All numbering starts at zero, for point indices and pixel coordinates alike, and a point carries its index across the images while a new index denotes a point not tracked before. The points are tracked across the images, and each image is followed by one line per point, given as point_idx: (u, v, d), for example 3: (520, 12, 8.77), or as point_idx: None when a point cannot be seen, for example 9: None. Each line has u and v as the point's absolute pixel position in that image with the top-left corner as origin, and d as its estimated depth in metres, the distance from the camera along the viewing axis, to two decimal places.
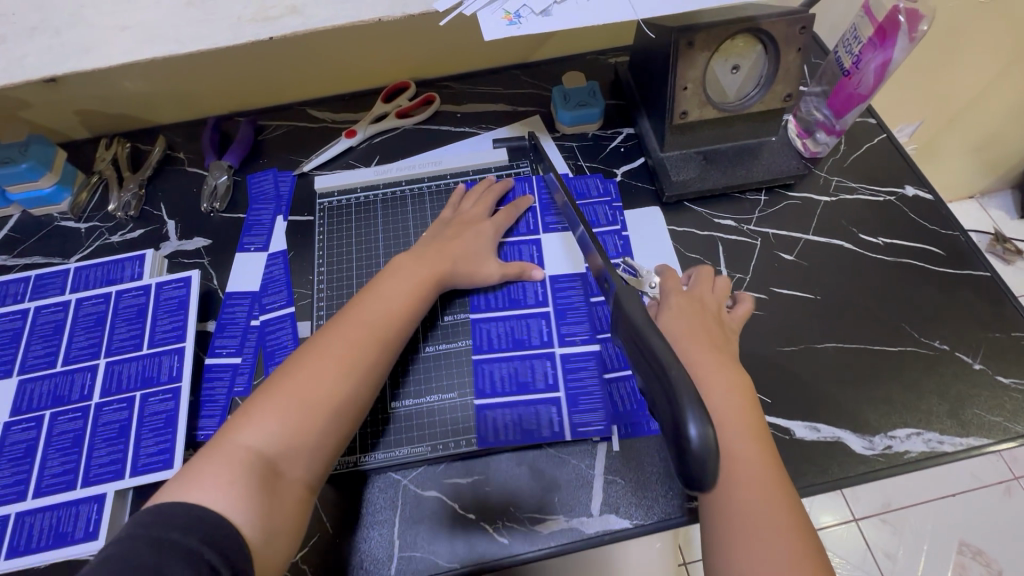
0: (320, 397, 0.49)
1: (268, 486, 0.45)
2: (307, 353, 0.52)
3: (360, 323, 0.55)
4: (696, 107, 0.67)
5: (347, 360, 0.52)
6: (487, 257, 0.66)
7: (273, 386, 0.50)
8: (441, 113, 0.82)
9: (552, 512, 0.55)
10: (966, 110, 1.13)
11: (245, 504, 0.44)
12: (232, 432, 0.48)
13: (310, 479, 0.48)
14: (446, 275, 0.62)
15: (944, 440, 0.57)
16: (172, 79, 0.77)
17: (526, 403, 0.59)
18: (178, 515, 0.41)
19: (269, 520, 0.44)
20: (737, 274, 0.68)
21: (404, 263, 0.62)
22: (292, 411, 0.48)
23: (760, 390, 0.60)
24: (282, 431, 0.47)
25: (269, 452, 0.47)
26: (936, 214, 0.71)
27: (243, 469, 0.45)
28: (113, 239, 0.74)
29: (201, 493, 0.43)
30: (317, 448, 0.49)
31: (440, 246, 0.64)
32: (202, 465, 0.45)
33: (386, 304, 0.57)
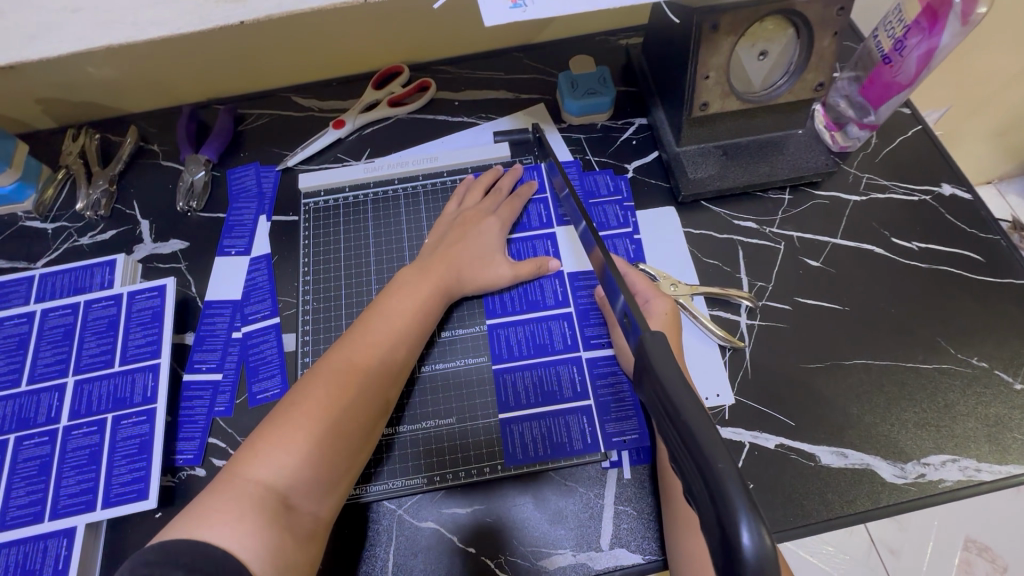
0: (334, 421, 0.44)
1: (281, 522, 0.40)
2: (315, 375, 0.47)
3: (369, 341, 0.50)
4: (718, 98, 0.60)
5: (358, 381, 0.47)
6: (496, 257, 0.60)
7: (280, 413, 0.44)
8: (437, 101, 0.76)
9: (557, 546, 0.51)
10: (996, 95, 1.06)
11: (257, 543, 0.38)
12: (237, 466, 0.42)
13: (322, 515, 0.43)
14: (452, 288, 0.57)
15: (982, 468, 0.53)
16: (141, 64, 0.71)
17: (554, 414, 0.55)
18: (183, 552, 0.35)
19: (285, 559, 0.39)
20: (758, 282, 0.63)
21: (409, 278, 0.56)
22: (306, 437, 0.43)
23: (783, 411, 0.56)
24: (295, 460, 0.42)
25: (280, 485, 0.41)
26: (975, 215, 0.65)
27: (254, 506, 0.39)
28: (82, 241, 0.68)
29: (211, 531, 0.37)
30: (331, 477, 0.44)
31: (445, 254, 0.59)
32: (206, 503, 0.39)
33: (395, 319, 0.52)
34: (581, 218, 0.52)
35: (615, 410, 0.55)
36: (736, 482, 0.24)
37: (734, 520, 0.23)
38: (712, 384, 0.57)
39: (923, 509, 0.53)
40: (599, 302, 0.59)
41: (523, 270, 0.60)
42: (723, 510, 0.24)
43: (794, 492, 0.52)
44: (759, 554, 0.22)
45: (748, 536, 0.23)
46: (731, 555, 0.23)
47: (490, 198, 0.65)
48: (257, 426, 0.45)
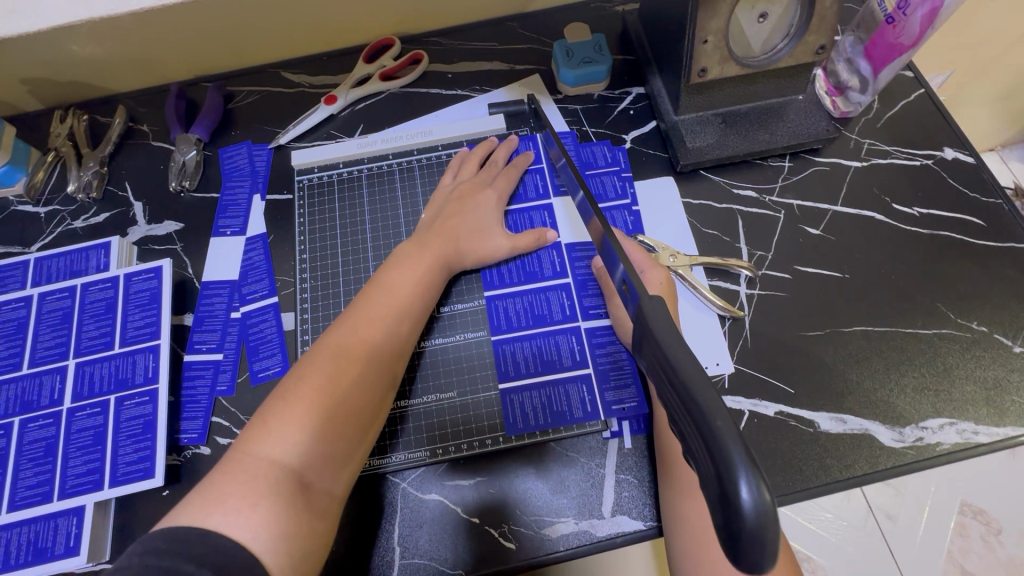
0: (344, 398, 0.44)
1: (299, 502, 0.39)
2: (319, 351, 0.46)
3: (373, 316, 0.49)
4: (717, 63, 0.59)
5: (366, 357, 0.47)
6: (494, 232, 0.60)
7: (288, 390, 0.43)
8: (430, 74, 0.74)
9: (559, 515, 0.51)
10: (1000, 57, 1.04)
11: (272, 530, 0.37)
12: (246, 444, 0.40)
13: (335, 492, 0.43)
14: (451, 261, 0.57)
15: (979, 430, 0.53)
16: (126, 42, 0.69)
17: (553, 383, 0.55)
18: (194, 543, 0.34)
19: (302, 544, 0.39)
20: (758, 252, 0.62)
21: (408, 251, 0.55)
22: (317, 414, 0.42)
23: (783, 379, 0.56)
24: (311, 438, 0.41)
25: (296, 463, 0.40)
26: (977, 179, 0.65)
27: (271, 485, 0.39)
28: (76, 224, 0.67)
29: (225, 518, 0.36)
30: (342, 455, 0.44)
31: (443, 226, 0.58)
32: (219, 487, 0.38)
33: (397, 293, 0.52)
34: (579, 187, 0.51)
35: (615, 379, 0.55)
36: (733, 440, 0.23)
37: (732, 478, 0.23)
38: (711, 354, 0.57)
39: (920, 471, 0.53)
40: (597, 273, 0.58)
41: (520, 242, 0.59)
42: (723, 467, 0.24)
43: (793, 457, 0.53)
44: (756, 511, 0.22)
45: (747, 495, 0.22)
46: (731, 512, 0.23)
47: (486, 172, 0.64)
48: (262, 403, 0.43)
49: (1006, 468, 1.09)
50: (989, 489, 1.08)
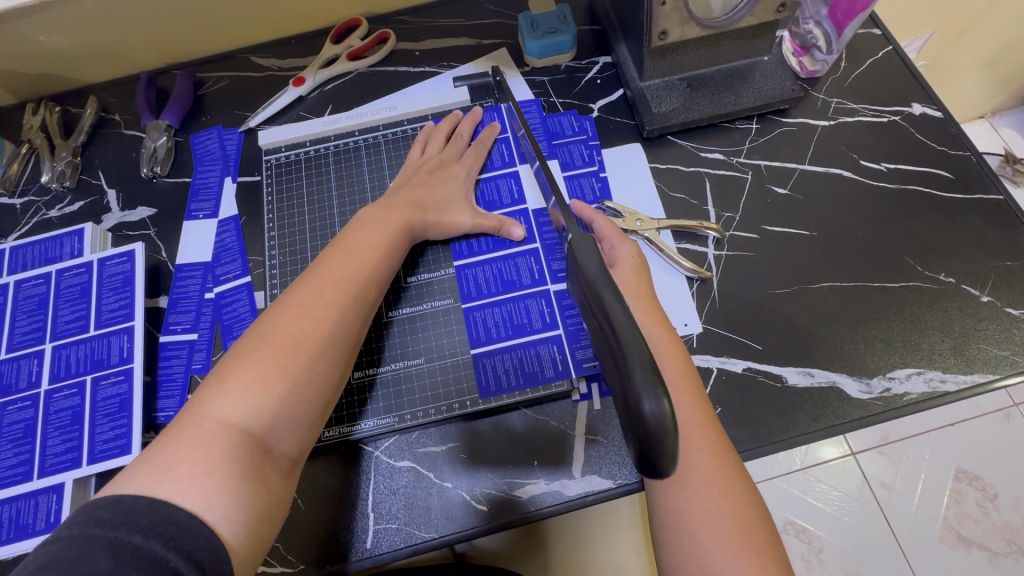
0: (302, 362, 0.45)
1: (255, 466, 0.41)
2: (279, 314, 0.47)
3: (337, 280, 0.49)
4: (677, 25, 0.59)
5: (327, 322, 0.47)
6: (460, 204, 0.60)
7: (249, 351, 0.44)
8: (398, 52, 0.74)
9: (531, 476, 0.52)
10: (981, 19, 1.02)
11: (225, 496, 0.39)
12: (202, 406, 0.42)
13: (295, 455, 0.45)
14: (417, 225, 0.57)
15: (947, 379, 0.53)
16: (93, 33, 0.69)
17: (523, 347, 0.56)
18: (143, 514, 0.36)
19: (256, 508, 0.40)
20: (725, 214, 0.62)
21: (373, 215, 0.56)
22: (272, 378, 0.43)
23: (751, 337, 0.56)
24: (268, 401, 0.43)
25: (253, 426, 0.42)
26: (945, 133, 0.65)
27: (224, 450, 0.40)
28: (51, 214, 0.68)
29: (173, 487, 0.38)
30: (304, 418, 0.44)
31: (407, 195, 0.58)
32: (172, 451, 0.40)
33: (360, 257, 0.52)
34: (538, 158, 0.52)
35: (585, 339, 0.55)
36: (642, 368, 0.32)
37: (638, 393, 0.31)
38: (679, 315, 0.57)
39: (890, 422, 0.54)
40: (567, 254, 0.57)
41: (482, 223, 0.59)
42: (632, 389, 0.32)
43: (761, 412, 0.53)
44: (659, 415, 0.31)
45: (648, 404, 0.31)
46: (638, 421, 0.31)
47: (452, 147, 0.64)
48: (222, 361, 0.45)
49: (1000, 431, 1.09)
50: (983, 453, 1.09)
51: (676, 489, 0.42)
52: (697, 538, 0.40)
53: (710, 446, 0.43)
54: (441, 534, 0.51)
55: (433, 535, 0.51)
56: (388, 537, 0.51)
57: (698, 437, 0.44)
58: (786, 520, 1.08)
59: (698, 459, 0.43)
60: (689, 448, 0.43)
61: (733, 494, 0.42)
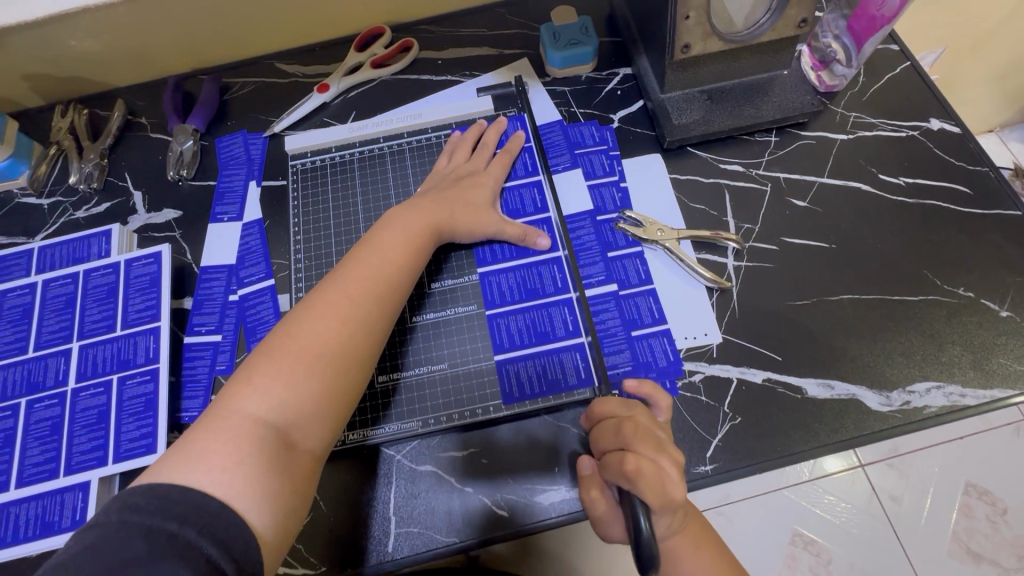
0: (326, 360, 0.45)
1: (281, 461, 0.41)
2: (304, 312, 0.47)
3: (363, 279, 0.50)
4: (699, 39, 0.59)
5: (353, 321, 0.48)
6: (487, 208, 0.60)
7: (275, 349, 0.45)
8: (421, 61, 0.75)
9: (553, 483, 0.53)
10: (992, 35, 1.03)
11: (253, 488, 0.39)
12: (230, 401, 0.43)
13: (319, 452, 0.45)
14: (444, 227, 0.57)
15: (966, 393, 0.54)
16: (124, 37, 0.70)
17: (547, 353, 0.56)
18: (178, 501, 0.36)
19: (284, 501, 0.41)
20: (744, 225, 0.63)
21: (399, 213, 0.56)
22: (298, 374, 0.44)
23: (771, 347, 0.57)
24: (293, 398, 0.43)
25: (279, 421, 0.43)
26: (962, 147, 0.65)
27: (253, 443, 0.41)
28: (78, 215, 0.69)
29: (205, 477, 0.38)
30: (330, 415, 0.45)
31: (436, 196, 0.59)
32: (202, 444, 0.40)
33: (386, 257, 0.52)
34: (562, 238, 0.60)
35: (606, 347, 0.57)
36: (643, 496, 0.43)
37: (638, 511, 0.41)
38: (700, 325, 0.58)
39: (909, 435, 0.54)
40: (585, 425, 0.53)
41: (507, 231, 0.60)
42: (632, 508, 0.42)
43: (781, 423, 0.54)
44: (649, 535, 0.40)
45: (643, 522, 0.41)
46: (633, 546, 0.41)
47: (478, 156, 0.64)
48: (249, 358, 0.45)
49: (1011, 447, 1.09)
50: (994, 468, 1.08)
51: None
52: None
53: (705, 546, 0.50)
54: (461, 539, 0.51)
55: (454, 540, 0.51)
56: (409, 541, 0.51)
57: (691, 538, 0.50)
58: (794, 531, 1.09)
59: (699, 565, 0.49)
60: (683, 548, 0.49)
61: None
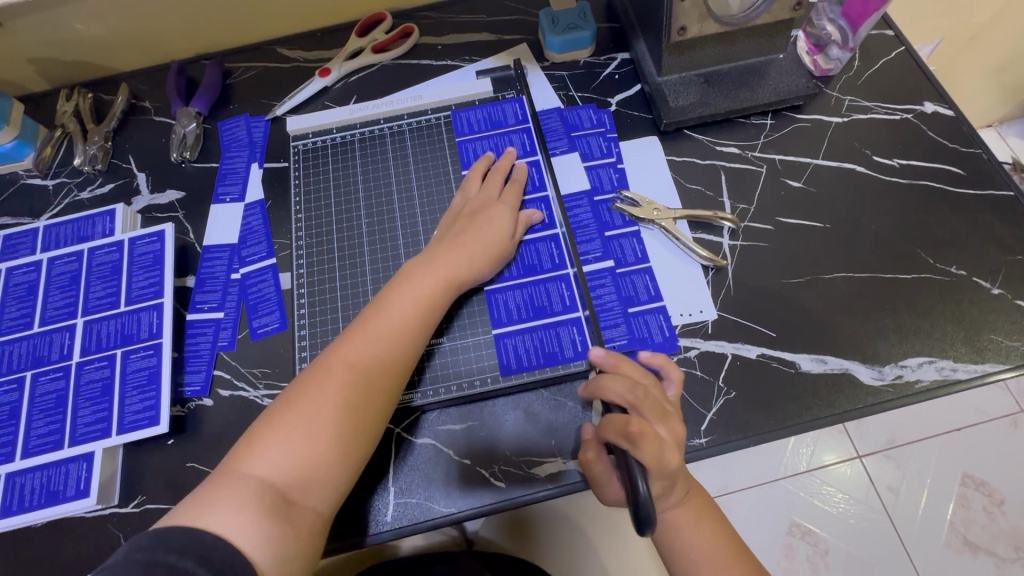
0: (331, 425, 0.45)
1: (283, 518, 0.42)
2: (312, 375, 0.47)
3: (371, 339, 0.49)
4: (696, 22, 0.60)
5: (359, 383, 0.47)
6: (504, 248, 0.58)
7: (281, 411, 0.45)
8: (421, 46, 0.76)
9: (549, 454, 0.53)
10: (990, 28, 1.04)
11: (258, 542, 0.40)
12: (239, 461, 0.43)
13: (326, 512, 0.44)
14: (463, 282, 0.55)
15: (958, 367, 0.54)
16: (128, 21, 0.71)
17: (545, 327, 0.57)
18: (176, 537, 0.38)
19: (288, 552, 0.41)
20: (740, 205, 0.64)
21: (415, 264, 0.55)
22: (303, 438, 0.44)
23: (766, 324, 0.57)
24: (296, 459, 0.43)
25: (283, 484, 0.43)
26: (956, 130, 0.66)
27: (257, 501, 0.41)
28: (82, 196, 0.70)
29: (214, 520, 0.40)
30: (335, 480, 0.45)
31: (451, 238, 0.57)
32: (209, 498, 0.41)
33: (397, 312, 0.51)
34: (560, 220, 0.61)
35: (603, 321, 0.57)
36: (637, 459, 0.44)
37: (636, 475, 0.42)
38: (695, 302, 0.59)
39: (901, 409, 0.55)
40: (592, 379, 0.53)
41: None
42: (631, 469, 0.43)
43: (775, 397, 0.54)
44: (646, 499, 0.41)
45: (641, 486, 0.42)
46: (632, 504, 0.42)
47: (490, 186, 0.62)
48: (259, 417, 0.46)
49: (1007, 438, 1.10)
50: (990, 459, 1.09)
51: (683, 563, 0.49)
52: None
53: (707, 522, 0.51)
54: (459, 509, 0.52)
55: (451, 510, 0.52)
56: (407, 511, 0.52)
57: (692, 513, 0.50)
58: (792, 522, 1.08)
59: (701, 540, 0.50)
60: (685, 529, 0.50)
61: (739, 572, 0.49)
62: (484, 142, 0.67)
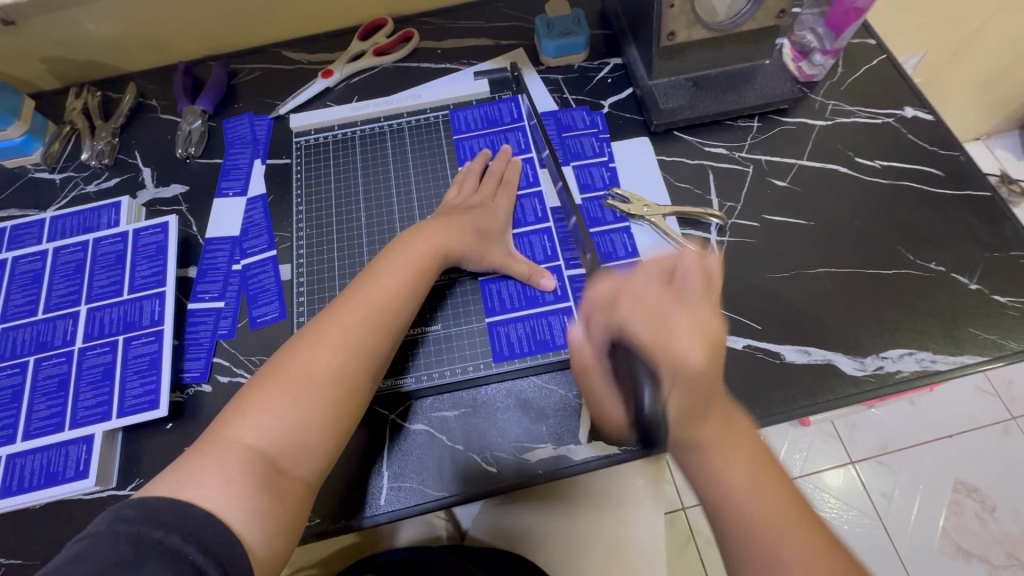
0: (314, 391, 0.46)
1: (267, 485, 0.43)
2: (298, 344, 0.49)
3: (357, 309, 0.50)
4: (685, 27, 0.63)
5: (345, 351, 0.48)
6: (491, 234, 0.60)
7: (268, 378, 0.47)
8: (421, 50, 0.79)
9: (540, 441, 0.55)
10: (974, 41, 1.07)
11: (241, 507, 0.41)
12: (226, 428, 0.45)
13: (311, 479, 0.46)
14: (450, 258, 0.57)
15: (937, 359, 0.56)
16: (138, 22, 0.74)
17: (537, 316, 0.59)
18: (165, 512, 0.38)
19: (271, 518, 0.42)
20: (728, 203, 0.66)
21: (403, 240, 0.56)
22: (287, 404, 0.46)
23: (752, 317, 0.59)
24: (282, 425, 0.45)
25: (268, 449, 0.44)
26: (936, 135, 0.68)
27: (241, 468, 0.42)
28: (89, 189, 0.72)
29: (197, 492, 0.41)
30: (320, 444, 0.46)
31: (441, 220, 0.58)
32: (196, 463, 0.42)
33: (385, 285, 0.52)
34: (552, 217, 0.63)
35: None
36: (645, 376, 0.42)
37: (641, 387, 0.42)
38: None
39: (883, 399, 0.56)
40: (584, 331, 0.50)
41: (514, 268, 0.59)
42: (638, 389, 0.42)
43: (760, 386, 0.56)
44: (655, 411, 0.42)
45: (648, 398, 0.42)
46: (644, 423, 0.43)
47: (486, 185, 0.64)
48: (246, 386, 0.47)
49: (998, 445, 1.11)
50: (982, 465, 1.10)
51: (738, 533, 0.39)
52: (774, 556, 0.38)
53: (760, 470, 0.41)
54: (451, 494, 0.53)
55: (443, 494, 0.53)
56: (400, 495, 0.53)
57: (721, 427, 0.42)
58: None
59: (750, 485, 0.40)
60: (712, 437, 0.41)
61: (820, 544, 0.38)
62: (482, 140, 0.70)
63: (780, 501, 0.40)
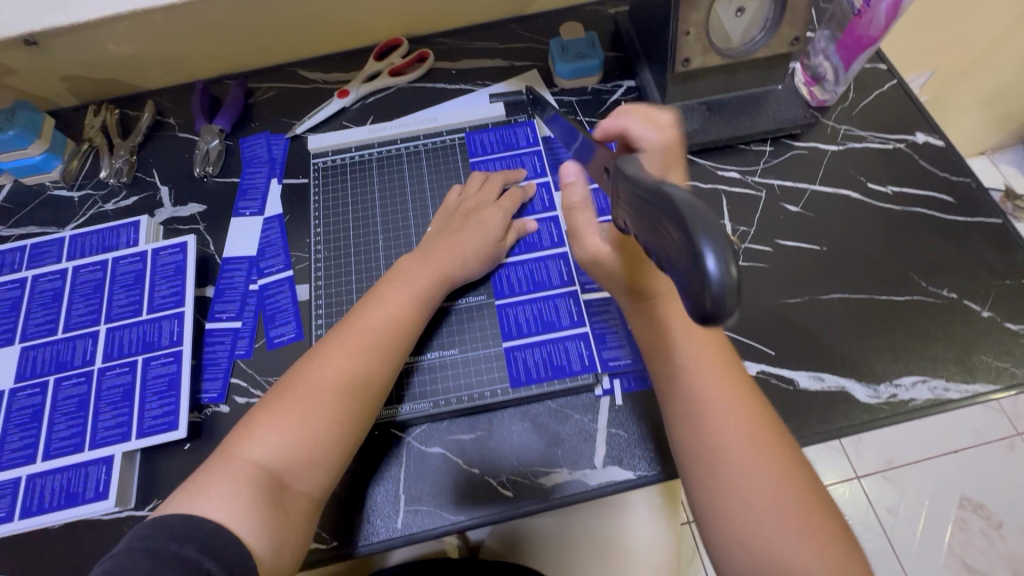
0: (320, 408, 0.47)
1: (274, 499, 0.43)
2: (306, 363, 0.50)
3: (363, 330, 0.52)
4: (699, 53, 0.64)
5: (352, 371, 0.49)
6: (493, 246, 0.61)
7: (275, 396, 0.48)
8: (436, 71, 0.80)
9: (556, 465, 0.55)
10: (980, 61, 1.08)
11: (247, 520, 0.42)
12: (235, 445, 0.45)
13: (316, 495, 0.46)
14: (453, 277, 0.59)
15: (950, 387, 0.57)
16: (158, 42, 0.75)
17: (553, 341, 0.59)
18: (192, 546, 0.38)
19: (277, 532, 0.43)
20: (740, 228, 0.66)
21: (409, 262, 0.58)
22: (294, 422, 0.46)
23: (765, 342, 0.60)
24: (289, 441, 0.46)
25: (275, 466, 0.45)
26: (947, 160, 0.69)
27: (248, 483, 0.43)
28: (107, 207, 0.73)
29: (207, 504, 0.42)
30: (324, 461, 0.46)
31: (445, 241, 0.60)
32: (206, 478, 0.43)
33: (390, 306, 0.54)
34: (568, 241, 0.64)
35: (611, 340, 0.59)
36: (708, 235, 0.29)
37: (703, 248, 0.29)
38: None
39: (896, 426, 0.57)
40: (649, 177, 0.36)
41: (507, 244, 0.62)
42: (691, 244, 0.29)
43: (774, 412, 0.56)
44: (723, 278, 0.28)
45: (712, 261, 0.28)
46: (701, 289, 0.29)
47: (489, 190, 0.66)
48: (254, 406, 0.48)
49: (1004, 461, 1.11)
50: (987, 481, 1.10)
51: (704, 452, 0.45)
52: (729, 475, 0.43)
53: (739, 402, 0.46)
54: (467, 517, 0.53)
55: (459, 518, 0.53)
56: (417, 518, 0.53)
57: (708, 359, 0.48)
58: None
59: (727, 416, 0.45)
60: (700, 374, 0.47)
61: (778, 474, 0.43)
62: (498, 163, 0.70)
63: (750, 470, 0.43)
